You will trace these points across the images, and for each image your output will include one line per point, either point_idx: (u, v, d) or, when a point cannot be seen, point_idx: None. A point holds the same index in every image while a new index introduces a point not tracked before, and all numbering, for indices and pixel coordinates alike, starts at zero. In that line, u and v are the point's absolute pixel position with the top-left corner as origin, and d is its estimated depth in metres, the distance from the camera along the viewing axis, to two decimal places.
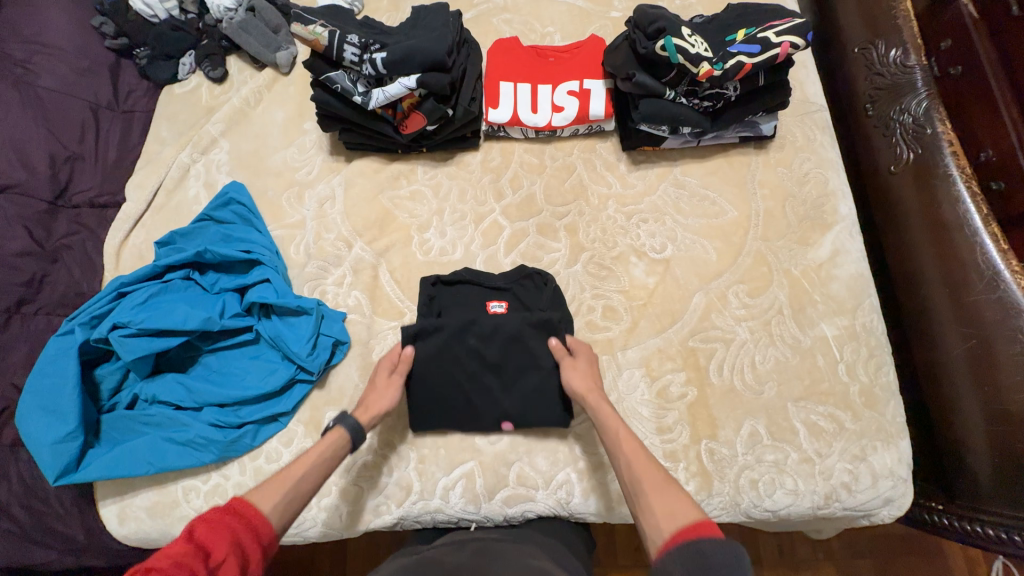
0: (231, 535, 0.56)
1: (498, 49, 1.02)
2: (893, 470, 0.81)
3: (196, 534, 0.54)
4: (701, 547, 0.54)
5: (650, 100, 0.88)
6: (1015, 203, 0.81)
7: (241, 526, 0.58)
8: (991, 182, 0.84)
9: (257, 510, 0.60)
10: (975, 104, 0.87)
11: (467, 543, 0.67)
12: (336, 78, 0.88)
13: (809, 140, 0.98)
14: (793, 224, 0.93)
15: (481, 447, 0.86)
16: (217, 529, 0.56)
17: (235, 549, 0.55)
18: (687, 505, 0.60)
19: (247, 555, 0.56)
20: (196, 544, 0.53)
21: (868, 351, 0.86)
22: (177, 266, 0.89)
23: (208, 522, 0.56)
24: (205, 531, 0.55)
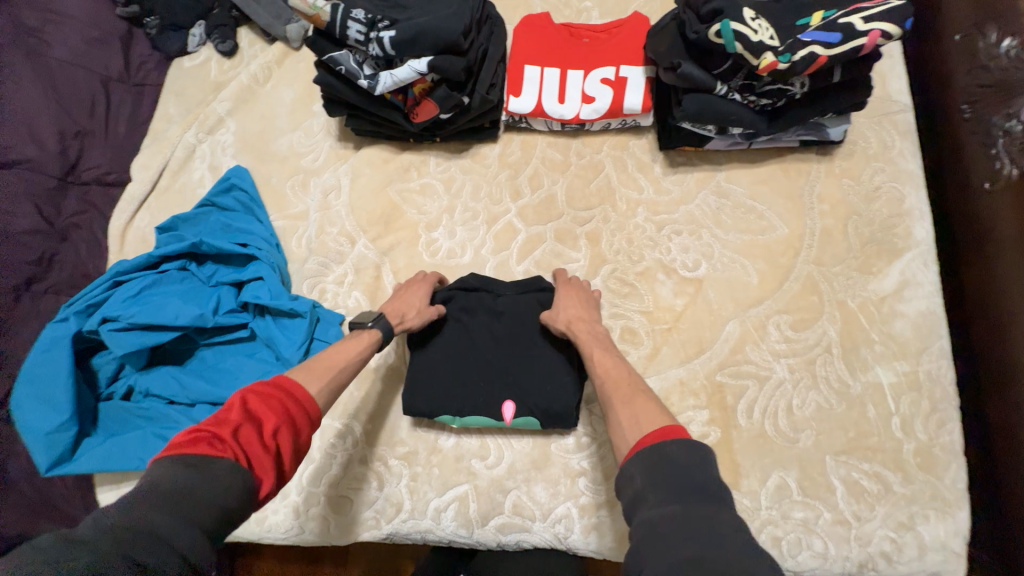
0: (284, 410, 0.55)
1: (525, 27, 0.90)
2: (946, 543, 0.70)
3: (246, 407, 0.54)
4: (666, 450, 0.50)
5: (696, 96, 0.75)
6: None
7: (290, 401, 0.57)
8: None
9: (303, 390, 0.59)
10: None
11: None
12: (340, 59, 0.79)
13: (884, 147, 0.83)
14: (854, 247, 0.80)
15: (477, 470, 0.80)
16: (266, 404, 0.55)
17: (289, 422, 0.55)
18: (655, 415, 0.57)
19: (298, 428, 0.56)
20: (248, 415, 0.53)
21: (930, 404, 0.74)
22: (174, 256, 0.86)
23: (257, 396, 0.55)
24: (256, 402, 0.55)
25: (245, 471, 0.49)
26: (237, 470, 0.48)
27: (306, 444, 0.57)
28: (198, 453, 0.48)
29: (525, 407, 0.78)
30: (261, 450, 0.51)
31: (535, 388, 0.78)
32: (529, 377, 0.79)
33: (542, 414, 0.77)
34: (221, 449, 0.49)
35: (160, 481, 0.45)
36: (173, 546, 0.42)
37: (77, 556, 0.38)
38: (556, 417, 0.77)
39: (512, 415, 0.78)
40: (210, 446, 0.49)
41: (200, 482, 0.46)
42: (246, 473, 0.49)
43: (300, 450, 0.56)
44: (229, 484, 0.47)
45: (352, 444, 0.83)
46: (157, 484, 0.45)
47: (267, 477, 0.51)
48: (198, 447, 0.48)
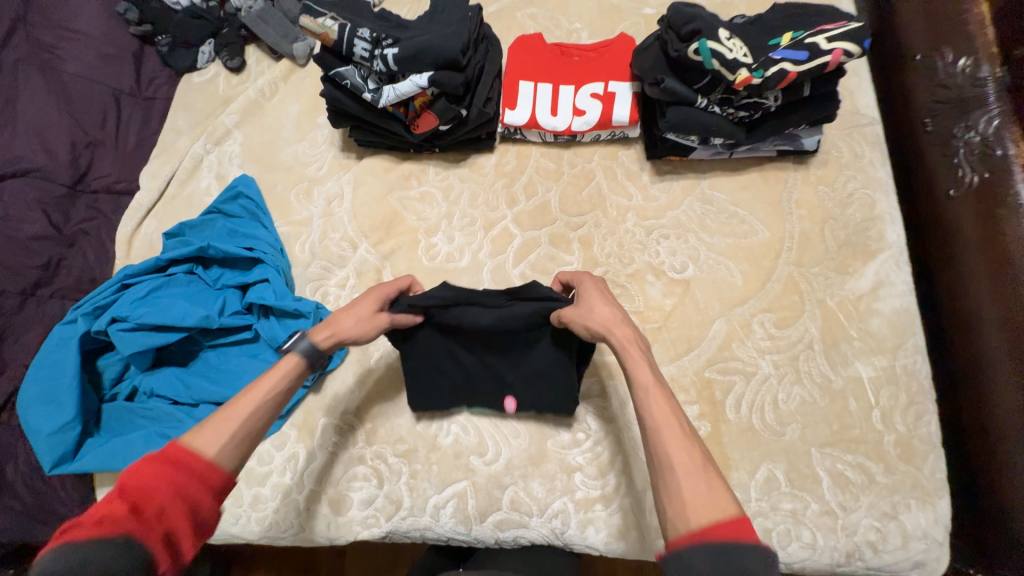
0: (174, 486, 0.52)
1: (520, 46, 0.96)
2: (928, 532, 0.73)
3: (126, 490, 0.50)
4: (743, 556, 0.45)
5: (679, 108, 0.80)
6: None
7: (181, 474, 0.53)
8: None
9: (199, 455, 0.55)
10: None
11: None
12: (346, 74, 0.84)
13: (856, 157, 0.88)
14: (832, 249, 0.85)
15: (474, 467, 0.82)
16: (152, 482, 0.51)
17: (186, 495, 0.52)
18: (721, 495, 0.50)
19: (194, 501, 0.52)
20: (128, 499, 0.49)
21: (908, 397, 0.77)
22: (181, 260, 0.88)
23: (139, 478, 0.51)
24: (140, 482, 0.51)
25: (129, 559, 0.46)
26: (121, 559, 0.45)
27: (210, 513, 0.54)
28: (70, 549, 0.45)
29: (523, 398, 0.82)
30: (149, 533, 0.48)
31: (534, 391, 0.81)
32: (525, 375, 0.81)
33: (539, 402, 0.82)
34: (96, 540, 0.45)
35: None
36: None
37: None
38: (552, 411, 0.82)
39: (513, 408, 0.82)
40: (95, 527, 0.47)
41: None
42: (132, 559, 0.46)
43: (202, 521, 0.53)
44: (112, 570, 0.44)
45: (353, 444, 0.84)
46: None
47: (161, 556, 0.48)
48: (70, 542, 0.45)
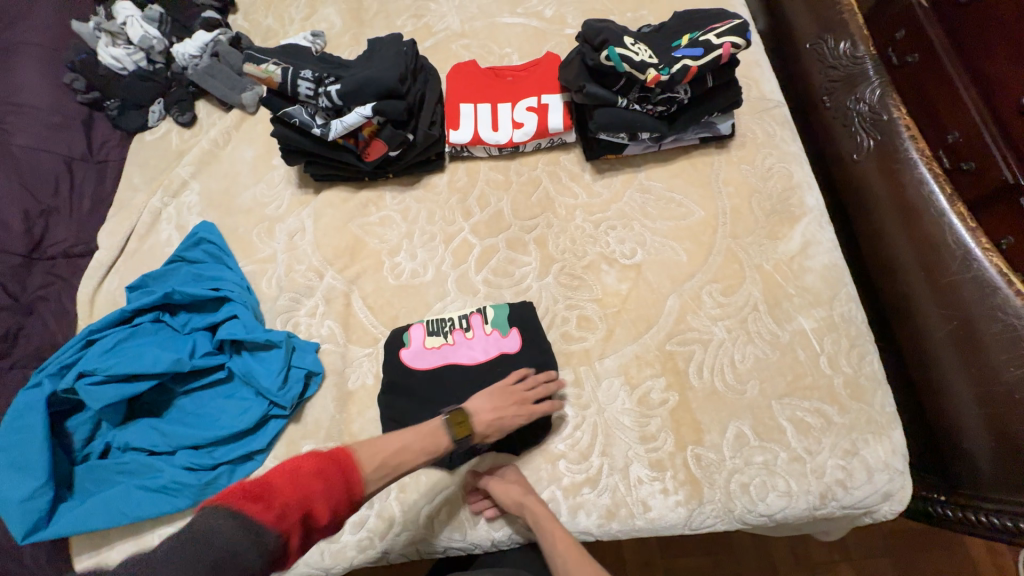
0: (331, 504, 0.64)
1: (457, 73, 1.04)
2: (888, 462, 0.79)
3: (304, 489, 0.62)
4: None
5: (604, 110, 0.89)
6: (985, 183, 0.80)
7: (348, 486, 0.66)
8: (962, 163, 0.83)
9: (361, 486, 0.67)
10: (932, 87, 0.88)
11: None
12: (293, 113, 0.89)
13: (769, 136, 0.99)
14: (761, 219, 0.93)
15: (462, 471, 0.84)
16: (326, 481, 0.65)
17: (323, 487, 0.64)
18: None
19: (333, 496, 0.64)
20: (303, 498, 0.62)
21: (849, 341, 0.84)
22: (147, 309, 0.89)
23: (320, 475, 0.65)
24: (314, 488, 0.63)
25: (281, 546, 0.59)
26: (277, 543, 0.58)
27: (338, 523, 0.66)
28: (245, 515, 0.57)
29: None
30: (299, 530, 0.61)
31: None
32: None
33: None
34: (270, 515, 0.59)
35: (201, 517, 0.57)
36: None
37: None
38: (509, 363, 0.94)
39: None
40: (258, 506, 0.59)
41: (244, 545, 0.55)
42: (281, 546, 0.59)
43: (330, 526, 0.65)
44: (256, 538, 0.57)
45: None
46: (212, 537, 0.55)
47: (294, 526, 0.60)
48: (255, 506, 0.59)
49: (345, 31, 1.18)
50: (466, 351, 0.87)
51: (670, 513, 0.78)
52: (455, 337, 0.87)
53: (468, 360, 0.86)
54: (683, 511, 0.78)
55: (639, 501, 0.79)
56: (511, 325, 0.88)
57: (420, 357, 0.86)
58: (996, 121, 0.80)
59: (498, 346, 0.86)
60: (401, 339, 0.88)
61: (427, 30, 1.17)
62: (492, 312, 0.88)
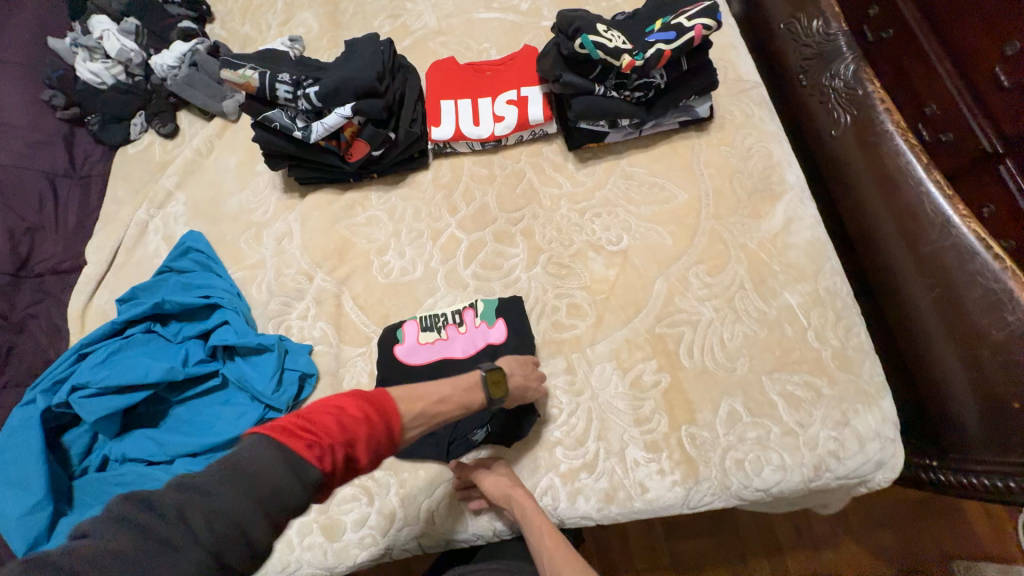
0: (374, 449, 0.58)
1: (435, 70, 1.05)
2: (880, 430, 0.80)
3: (349, 433, 0.56)
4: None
5: (581, 98, 0.90)
6: (962, 153, 0.87)
7: (388, 429, 0.59)
8: (941, 134, 0.90)
9: (399, 432, 0.61)
10: (909, 62, 0.93)
11: None
12: (274, 117, 0.90)
13: (747, 116, 1.00)
14: (743, 198, 0.94)
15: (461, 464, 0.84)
16: (367, 424, 0.58)
17: (368, 433, 0.57)
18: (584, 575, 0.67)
19: (375, 442, 0.58)
20: (346, 443, 0.55)
21: (835, 314, 0.85)
22: (137, 320, 0.89)
23: (362, 421, 0.57)
24: (356, 433, 0.56)
25: (323, 486, 0.53)
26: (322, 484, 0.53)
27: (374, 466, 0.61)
28: (290, 450, 0.52)
29: None
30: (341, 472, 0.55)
31: None
32: None
33: None
34: (318, 457, 0.53)
35: (245, 454, 0.51)
36: (250, 538, 0.48)
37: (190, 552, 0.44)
38: None
39: None
40: (306, 446, 0.53)
41: (292, 486, 0.50)
42: (325, 485, 0.54)
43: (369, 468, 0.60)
44: (301, 481, 0.51)
45: None
46: (263, 478, 0.50)
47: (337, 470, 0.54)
48: (300, 446, 0.52)
49: (323, 35, 1.19)
50: (458, 344, 0.87)
51: (667, 493, 0.79)
52: (446, 330, 0.88)
53: (460, 352, 0.87)
54: (681, 490, 0.79)
55: (636, 483, 0.80)
56: (499, 315, 0.88)
57: (415, 353, 0.87)
58: (969, 91, 0.85)
59: (486, 336, 0.87)
60: (396, 336, 0.89)
61: (405, 29, 1.17)
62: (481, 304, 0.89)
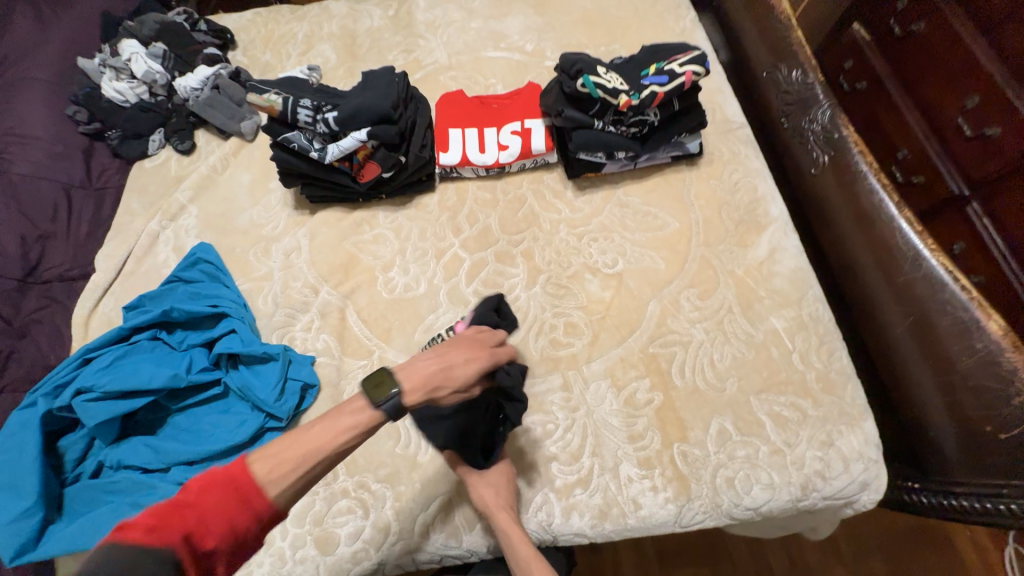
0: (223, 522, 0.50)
1: (445, 101, 1.12)
2: (862, 452, 0.83)
3: (184, 514, 0.49)
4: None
5: (581, 132, 0.97)
6: (1005, 144, 0.96)
7: (251, 507, 0.52)
8: (987, 130, 0.99)
9: (263, 492, 0.52)
10: (940, 77, 1.08)
11: None
12: (293, 138, 0.95)
13: (734, 154, 1.07)
14: (731, 228, 1.00)
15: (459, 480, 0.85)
16: (223, 507, 0.51)
17: (223, 516, 0.50)
18: None
19: (237, 522, 0.51)
20: (184, 522, 0.49)
21: (818, 338, 0.90)
22: (144, 327, 0.91)
23: (203, 494, 0.51)
24: (199, 508, 0.50)
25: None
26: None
27: (250, 543, 0.53)
28: (124, 554, 0.46)
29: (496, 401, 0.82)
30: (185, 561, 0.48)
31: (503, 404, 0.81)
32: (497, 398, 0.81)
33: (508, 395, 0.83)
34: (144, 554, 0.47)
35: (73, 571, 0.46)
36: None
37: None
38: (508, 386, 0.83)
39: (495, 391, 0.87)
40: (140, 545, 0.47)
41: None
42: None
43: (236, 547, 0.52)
44: None
45: (333, 479, 0.86)
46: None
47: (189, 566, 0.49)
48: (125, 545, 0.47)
49: (340, 65, 1.27)
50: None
51: (660, 510, 0.81)
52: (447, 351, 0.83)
53: None
54: (673, 508, 0.81)
55: (630, 500, 0.81)
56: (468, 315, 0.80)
57: None
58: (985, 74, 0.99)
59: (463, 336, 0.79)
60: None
61: (417, 64, 1.26)
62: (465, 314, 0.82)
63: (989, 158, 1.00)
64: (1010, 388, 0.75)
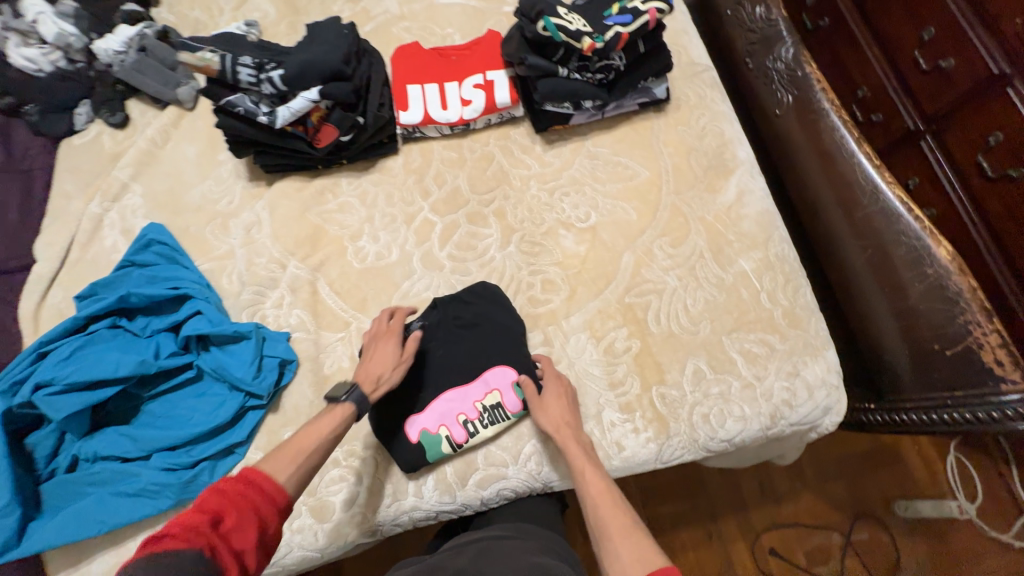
0: (245, 501, 0.59)
1: (400, 55, 1.05)
2: (825, 379, 0.89)
3: (203, 503, 0.57)
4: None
5: (546, 80, 0.94)
6: (954, 78, 1.00)
7: (267, 495, 0.61)
8: (942, 63, 1.01)
9: (271, 480, 0.63)
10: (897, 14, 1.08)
11: (472, 543, 0.79)
12: (235, 102, 0.88)
13: (701, 98, 1.06)
14: (700, 174, 1.01)
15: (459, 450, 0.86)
16: (234, 501, 0.59)
17: (250, 510, 0.59)
18: (650, 551, 0.62)
19: (262, 513, 0.60)
20: (206, 510, 0.57)
21: (784, 277, 0.94)
22: (101, 315, 0.86)
23: (218, 489, 0.60)
24: (217, 500, 0.58)
25: (208, 562, 0.52)
26: (197, 561, 0.51)
27: (272, 533, 0.60)
28: (159, 550, 0.51)
29: (453, 353, 0.89)
30: (217, 536, 0.55)
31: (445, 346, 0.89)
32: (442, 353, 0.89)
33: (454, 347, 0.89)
34: (181, 541, 0.52)
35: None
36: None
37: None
38: (435, 354, 0.89)
39: (483, 382, 0.86)
40: (172, 540, 0.53)
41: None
42: (208, 559, 0.52)
43: (266, 539, 0.59)
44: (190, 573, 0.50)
45: None
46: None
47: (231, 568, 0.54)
48: (158, 546, 0.52)
49: (281, 19, 1.16)
50: (468, 398, 0.85)
51: (642, 449, 0.85)
52: (477, 413, 0.84)
53: (455, 397, 0.85)
54: (654, 446, 0.85)
55: (614, 442, 0.85)
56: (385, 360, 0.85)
57: (456, 405, 0.85)
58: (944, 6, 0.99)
59: (418, 424, 0.83)
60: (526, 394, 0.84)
61: (366, 14, 1.16)
62: (443, 449, 0.83)
63: (943, 90, 1.02)
64: (956, 308, 0.81)
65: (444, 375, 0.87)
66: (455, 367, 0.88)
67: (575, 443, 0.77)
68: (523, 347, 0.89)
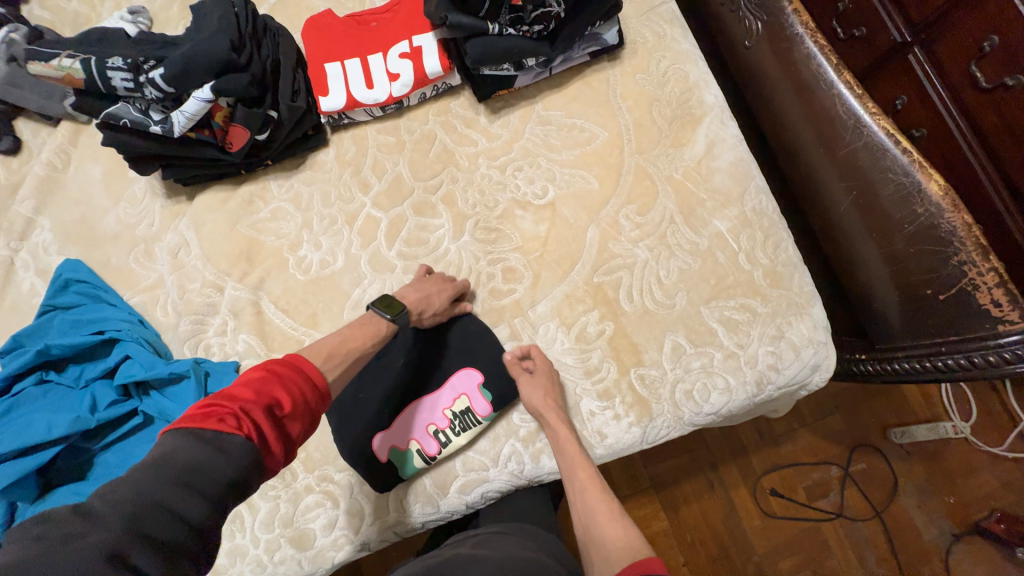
0: (299, 395, 0.55)
1: (311, 28, 0.91)
2: (812, 338, 0.83)
3: (260, 388, 0.53)
4: None
5: (476, 40, 0.82)
6: None
7: (314, 388, 0.58)
8: None
9: (321, 375, 0.59)
10: None
11: (466, 538, 0.69)
12: (118, 112, 0.79)
13: (659, 37, 0.93)
14: (664, 128, 0.90)
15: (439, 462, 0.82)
16: (285, 387, 0.55)
17: (299, 404, 0.55)
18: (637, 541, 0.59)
19: (310, 407, 0.57)
20: (261, 395, 0.53)
21: (763, 233, 0.86)
22: (26, 373, 0.80)
23: (273, 375, 0.55)
24: (272, 385, 0.54)
25: (257, 452, 0.49)
26: (249, 449, 0.49)
27: (317, 425, 0.58)
28: (208, 432, 0.48)
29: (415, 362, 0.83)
30: (269, 427, 0.51)
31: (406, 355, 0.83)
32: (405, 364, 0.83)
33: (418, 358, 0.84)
34: (234, 425, 0.49)
35: (179, 451, 0.46)
36: (179, 519, 0.43)
37: (92, 533, 0.39)
38: (399, 368, 0.83)
39: (454, 392, 0.81)
40: (222, 421, 0.49)
41: (216, 465, 0.46)
42: (257, 451, 0.49)
43: (310, 431, 0.57)
44: (241, 460, 0.48)
45: (292, 479, 0.83)
46: (167, 459, 0.45)
47: (277, 456, 0.52)
48: (210, 423, 0.48)
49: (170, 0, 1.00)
50: (437, 405, 0.81)
51: (625, 435, 0.81)
52: (448, 421, 0.80)
53: (426, 405, 0.81)
54: (637, 430, 0.81)
55: (595, 432, 0.81)
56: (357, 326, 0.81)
57: (430, 412, 0.81)
58: None
59: (387, 441, 0.79)
60: (495, 395, 0.80)
61: None
62: (415, 464, 0.80)
63: None
64: (949, 250, 0.73)
65: (409, 385, 0.82)
66: (416, 378, 0.82)
67: (565, 429, 0.75)
68: (489, 346, 0.83)
